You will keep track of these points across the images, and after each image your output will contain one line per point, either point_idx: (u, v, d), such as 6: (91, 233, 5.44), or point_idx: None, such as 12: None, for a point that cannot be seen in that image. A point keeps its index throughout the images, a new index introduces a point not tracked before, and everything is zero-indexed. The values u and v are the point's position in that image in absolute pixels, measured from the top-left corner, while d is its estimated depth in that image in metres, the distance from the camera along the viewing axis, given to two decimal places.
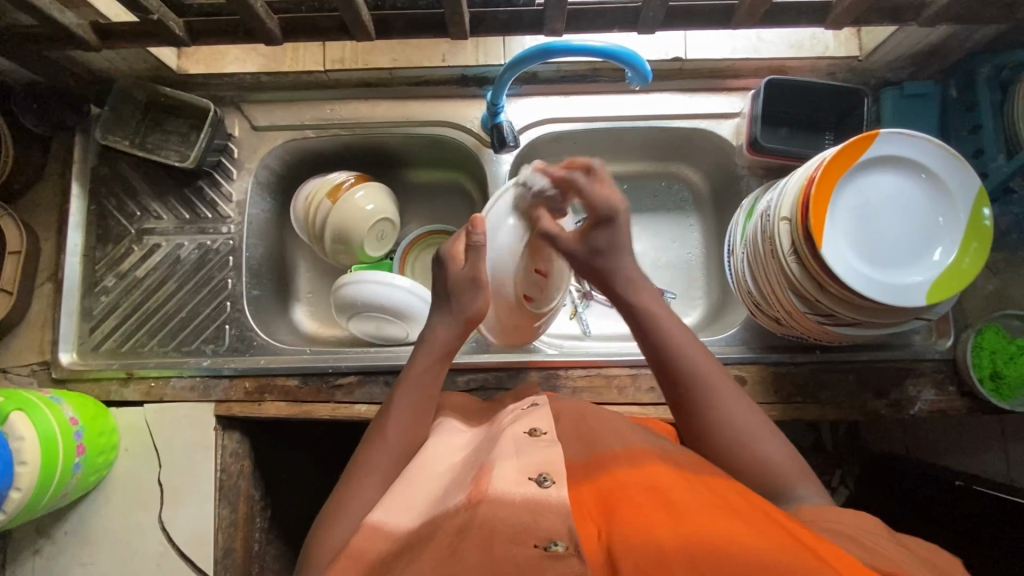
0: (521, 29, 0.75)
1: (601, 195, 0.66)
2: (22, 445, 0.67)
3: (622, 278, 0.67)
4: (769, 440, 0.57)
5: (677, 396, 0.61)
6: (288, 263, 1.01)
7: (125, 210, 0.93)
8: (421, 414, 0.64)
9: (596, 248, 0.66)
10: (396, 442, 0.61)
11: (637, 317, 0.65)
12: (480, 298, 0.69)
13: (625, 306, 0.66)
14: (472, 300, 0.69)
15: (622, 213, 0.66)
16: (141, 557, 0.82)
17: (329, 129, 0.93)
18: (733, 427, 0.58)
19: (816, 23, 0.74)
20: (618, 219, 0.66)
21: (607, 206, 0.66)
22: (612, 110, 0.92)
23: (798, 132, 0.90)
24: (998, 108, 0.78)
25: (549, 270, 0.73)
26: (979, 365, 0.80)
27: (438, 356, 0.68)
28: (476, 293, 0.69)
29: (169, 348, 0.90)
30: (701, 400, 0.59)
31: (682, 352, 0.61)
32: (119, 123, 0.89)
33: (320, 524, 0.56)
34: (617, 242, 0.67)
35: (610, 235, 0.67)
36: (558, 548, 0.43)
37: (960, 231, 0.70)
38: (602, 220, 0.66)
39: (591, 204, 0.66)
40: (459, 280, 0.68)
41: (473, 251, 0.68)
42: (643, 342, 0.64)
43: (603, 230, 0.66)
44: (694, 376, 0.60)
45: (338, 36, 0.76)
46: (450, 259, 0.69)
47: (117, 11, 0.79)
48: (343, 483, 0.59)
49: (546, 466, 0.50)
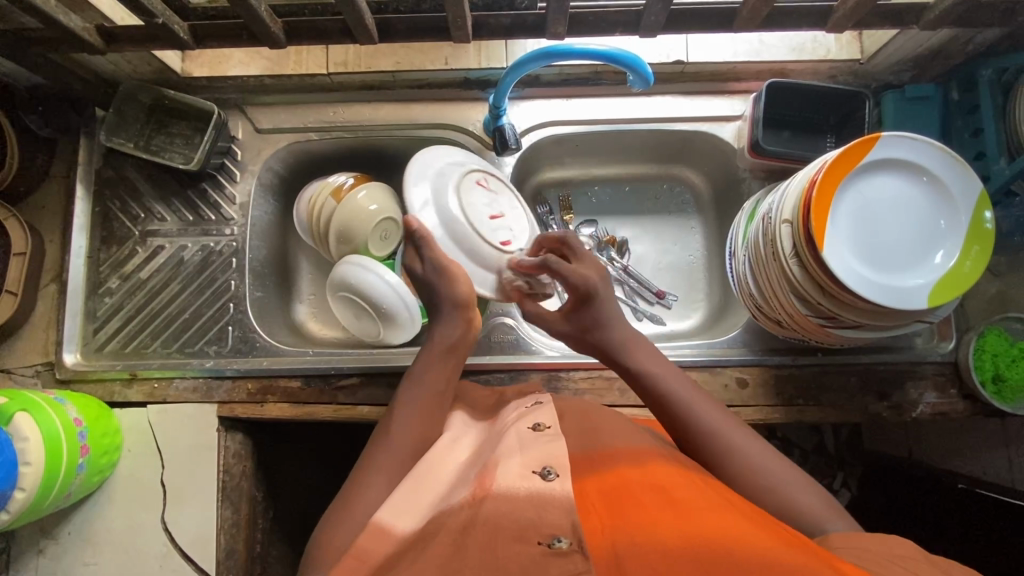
0: (523, 32, 0.75)
1: (579, 276, 0.69)
2: (26, 445, 0.68)
3: (618, 346, 0.67)
4: (794, 478, 0.55)
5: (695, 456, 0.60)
6: (291, 265, 1.01)
7: (129, 212, 0.93)
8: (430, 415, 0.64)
9: (583, 324, 0.69)
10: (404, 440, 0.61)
11: (640, 384, 0.65)
12: (460, 286, 0.70)
13: (627, 376, 0.66)
14: (443, 287, 0.69)
15: (600, 290, 0.69)
16: (144, 558, 0.83)
17: (332, 132, 0.93)
18: (754, 471, 0.56)
19: (817, 27, 0.75)
20: (598, 296, 0.69)
21: (584, 285, 0.68)
22: (614, 112, 0.92)
23: (799, 135, 0.90)
24: (999, 111, 0.78)
25: (502, 212, 0.77)
26: (980, 368, 0.80)
27: (445, 351, 0.69)
28: (449, 281, 0.69)
29: (172, 349, 0.90)
30: (721, 453, 0.58)
31: (687, 411, 0.61)
32: (122, 125, 0.89)
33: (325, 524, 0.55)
34: (604, 314, 0.69)
35: (593, 314, 0.69)
36: (562, 545, 0.42)
37: (961, 234, 0.70)
38: (581, 298, 0.69)
39: (570, 284, 0.69)
40: (425, 274, 0.70)
41: (424, 249, 0.70)
42: (651, 408, 0.64)
43: (585, 308, 0.69)
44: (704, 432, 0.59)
45: (341, 39, 0.76)
46: (410, 265, 0.73)
47: (122, 15, 0.79)
48: (350, 482, 0.59)
49: (550, 458, 0.50)
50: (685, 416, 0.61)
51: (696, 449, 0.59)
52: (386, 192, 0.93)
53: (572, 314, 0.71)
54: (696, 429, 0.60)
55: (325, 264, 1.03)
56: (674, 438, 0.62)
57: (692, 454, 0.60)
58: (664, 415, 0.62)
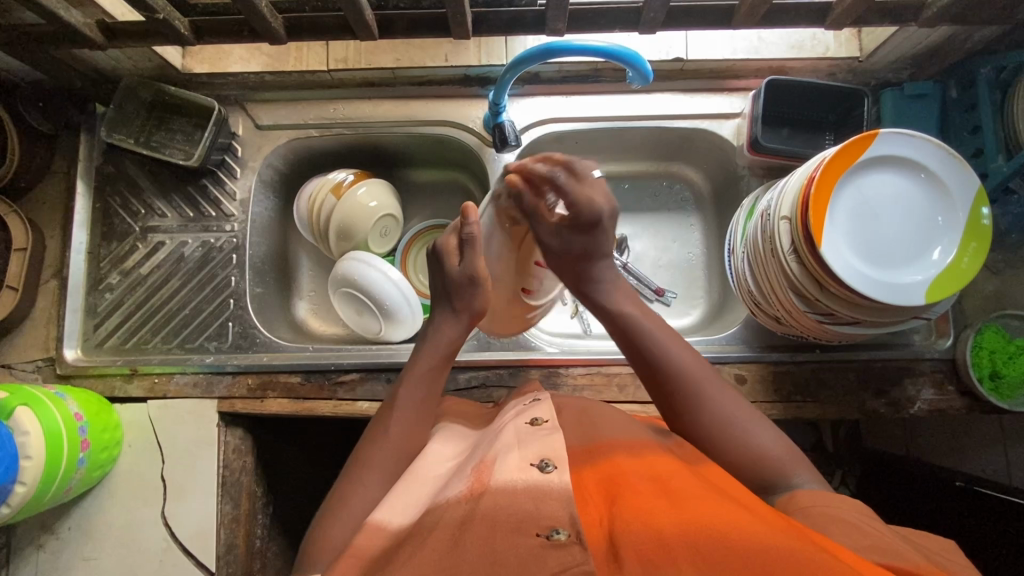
0: (522, 29, 0.76)
1: (587, 199, 0.64)
2: (27, 440, 0.68)
3: (597, 279, 0.67)
4: (760, 426, 0.57)
5: (664, 392, 0.60)
6: (291, 261, 1.02)
7: (130, 209, 0.94)
8: (421, 417, 0.64)
9: (573, 251, 0.66)
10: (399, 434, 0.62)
11: (615, 322, 0.65)
12: (480, 297, 0.69)
13: (602, 311, 0.66)
14: (473, 293, 0.68)
15: (606, 219, 0.65)
16: (144, 553, 0.83)
17: (332, 129, 0.93)
18: (720, 410, 0.58)
19: (815, 24, 0.75)
20: (597, 226, 0.65)
21: (589, 210, 0.64)
22: (614, 110, 0.92)
23: (798, 133, 0.90)
24: (998, 109, 0.78)
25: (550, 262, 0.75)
26: (978, 365, 0.80)
27: (440, 359, 0.68)
28: (476, 289, 0.68)
29: (173, 345, 0.91)
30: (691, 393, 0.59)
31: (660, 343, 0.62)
32: (123, 121, 0.90)
33: (322, 518, 0.56)
34: (593, 245, 0.66)
35: (588, 239, 0.66)
36: (560, 537, 0.42)
37: (959, 231, 0.71)
38: (581, 222, 0.64)
39: (574, 208, 0.64)
40: (458, 278, 0.68)
41: (467, 245, 0.68)
42: (624, 345, 0.64)
43: (579, 233, 0.65)
44: (676, 372, 0.60)
45: (341, 35, 0.76)
46: (447, 255, 0.69)
47: (123, 11, 0.79)
48: (341, 480, 0.60)
49: (549, 451, 0.51)
50: (660, 355, 0.61)
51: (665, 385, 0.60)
52: (387, 188, 0.94)
53: (562, 238, 0.66)
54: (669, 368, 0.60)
55: (326, 261, 1.04)
56: (643, 373, 0.62)
57: (658, 390, 0.61)
58: (637, 353, 0.62)
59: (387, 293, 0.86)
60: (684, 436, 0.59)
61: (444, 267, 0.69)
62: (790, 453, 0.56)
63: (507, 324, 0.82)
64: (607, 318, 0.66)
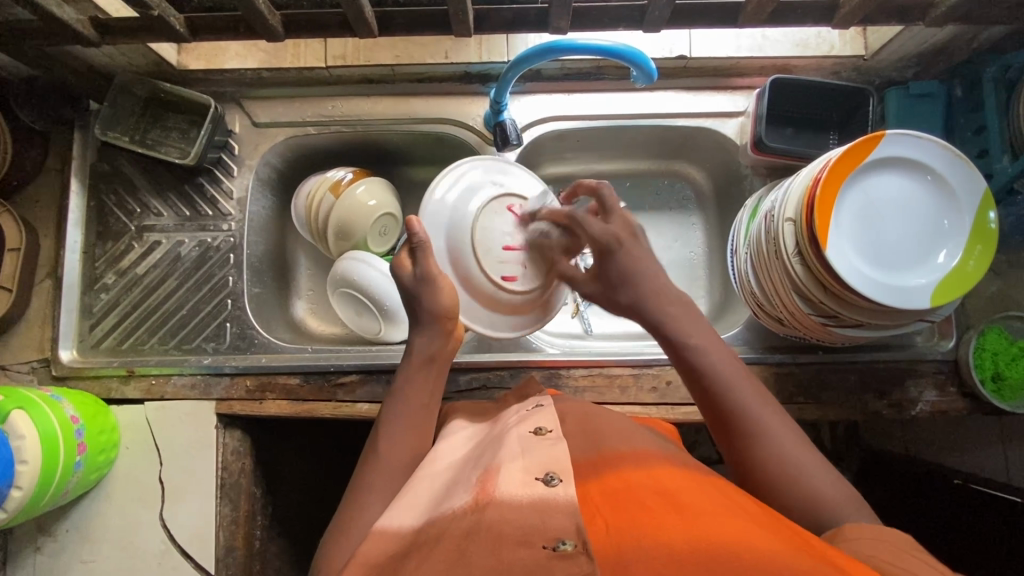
0: (525, 27, 0.74)
1: (604, 229, 0.68)
2: (23, 444, 0.67)
3: (659, 308, 0.64)
4: (818, 470, 0.54)
5: (729, 435, 0.57)
6: (289, 260, 1.01)
7: (125, 208, 0.92)
8: (420, 421, 0.65)
9: (614, 281, 0.67)
10: (400, 442, 0.62)
11: (678, 353, 0.62)
12: (442, 297, 0.69)
13: (666, 340, 0.63)
14: (428, 297, 0.69)
15: (625, 244, 0.67)
16: (141, 555, 0.82)
17: (330, 126, 0.92)
18: (782, 456, 0.54)
19: (822, 22, 0.74)
20: (623, 251, 0.67)
21: (607, 240, 0.67)
22: (616, 108, 0.91)
23: (802, 132, 0.89)
24: (1004, 109, 0.77)
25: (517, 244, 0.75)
26: (980, 367, 0.80)
27: (423, 363, 0.68)
28: (433, 290, 0.69)
29: (170, 346, 0.90)
30: (755, 438, 0.56)
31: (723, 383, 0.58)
32: (118, 118, 0.88)
33: (331, 531, 0.56)
34: (631, 271, 0.66)
35: (620, 267, 0.67)
36: (567, 547, 0.42)
37: (965, 234, 0.70)
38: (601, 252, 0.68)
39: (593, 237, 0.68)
40: (413, 283, 0.69)
41: (420, 251, 0.69)
42: (687, 377, 0.61)
43: (608, 262, 0.67)
44: (740, 411, 0.57)
45: (340, 33, 0.75)
46: (399, 267, 0.71)
47: (117, 7, 0.77)
48: (348, 494, 0.59)
49: (552, 465, 0.50)
50: (720, 388, 0.58)
51: (726, 419, 0.57)
52: (384, 184, 0.93)
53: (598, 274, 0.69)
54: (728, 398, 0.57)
55: (324, 260, 1.03)
56: (704, 408, 0.60)
57: (720, 426, 0.58)
58: (700, 387, 0.60)
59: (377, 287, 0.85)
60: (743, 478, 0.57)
61: (399, 278, 0.71)
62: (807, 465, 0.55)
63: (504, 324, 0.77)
64: (670, 349, 0.63)
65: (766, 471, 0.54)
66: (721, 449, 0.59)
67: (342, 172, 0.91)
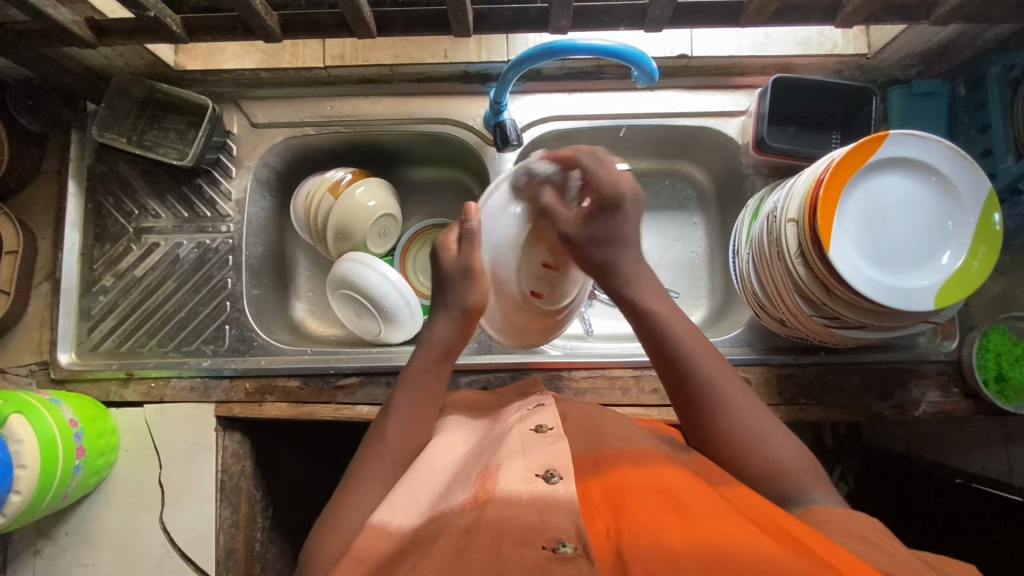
0: (525, 26, 0.74)
1: (611, 181, 0.64)
2: (21, 448, 0.67)
3: (627, 275, 0.64)
4: (787, 447, 0.56)
5: (693, 407, 0.58)
6: (289, 261, 1.00)
7: (123, 209, 0.92)
8: (425, 403, 0.64)
9: (596, 238, 0.64)
10: (398, 429, 0.61)
11: (645, 323, 0.61)
12: (474, 292, 0.67)
13: (633, 310, 0.63)
14: (467, 288, 0.67)
15: (628, 202, 0.64)
16: (142, 558, 0.82)
17: (329, 127, 0.92)
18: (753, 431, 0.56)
19: (826, 21, 0.73)
20: (624, 206, 0.64)
21: (614, 193, 0.63)
22: (616, 108, 0.90)
23: (804, 132, 0.88)
24: (1008, 108, 0.77)
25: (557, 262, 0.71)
26: (984, 368, 0.80)
27: (439, 358, 0.66)
28: (472, 284, 0.67)
29: (169, 348, 0.89)
30: (724, 413, 0.56)
31: (692, 357, 0.58)
32: (115, 119, 0.87)
33: (323, 522, 0.56)
34: (619, 231, 0.64)
35: (604, 228, 0.64)
36: (567, 550, 0.42)
37: (968, 235, 0.70)
38: (605, 205, 0.64)
39: (596, 189, 0.64)
40: (452, 270, 0.67)
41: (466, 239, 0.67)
42: (651, 346, 0.61)
43: (603, 219, 0.64)
44: (708, 381, 0.57)
45: (338, 33, 0.74)
46: (444, 249, 0.69)
47: (114, 7, 0.77)
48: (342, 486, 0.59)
49: (552, 461, 0.49)
50: (693, 363, 0.58)
51: (691, 390, 0.58)
52: (384, 184, 0.92)
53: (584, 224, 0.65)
54: (694, 367, 0.58)
55: (324, 260, 1.02)
56: (667, 378, 0.60)
57: (684, 399, 0.59)
58: (669, 361, 0.59)
59: (380, 289, 0.84)
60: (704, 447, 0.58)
61: (442, 260, 0.68)
62: (811, 471, 0.55)
63: (511, 334, 0.74)
64: (637, 318, 0.62)
65: (756, 468, 0.55)
66: (682, 418, 0.60)
67: (342, 172, 0.90)
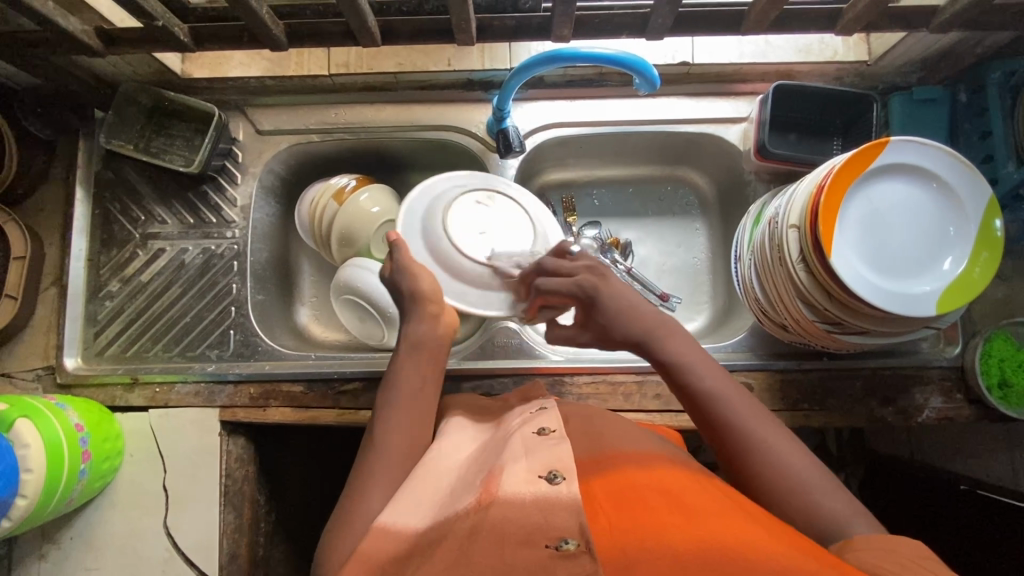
0: (527, 34, 0.75)
1: (573, 281, 0.68)
2: (27, 452, 0.67)
3: (643, 335, 0.64)
4: (822, 481, 0.53)
5: (729, 454, 0.57)
6: (293, 266, 1.01)
7: (130, 215, 0.93)
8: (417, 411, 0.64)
9: (600, 329, 0.67)
10: (400, 431, 0.62)
11: (668, 374, 0.62)
12: (422, 280, 0.69)
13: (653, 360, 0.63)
14: (408, 283, 0.69)
15: (602, 288, 0.67)
16: (145, 562, 0.83)
17: (334, 134, 0.92)
18: (787, 470, 0.54)
19: (826, 29, 0.74)
20: (600, 295, 0.66)
21: (585, 288, 0.67)
22: (618, 115, 0.91)
23: (806, 138, 0.89)
24: (1008, 114, 0.77)
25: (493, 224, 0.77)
26: (987, 373, 0.79)
27: (411, 349, 0.67)
28: (411, 279, 0.69)
29: (174, 353, 0.90)
30: (759, 458, 0.55)
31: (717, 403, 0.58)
32: (122, 126, 0.89)
33: (328, 537, 0.55)
34: (610, 312, 0.66)
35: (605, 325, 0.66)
36: (569, 546, 0.42)
37: (970, 241, 0.70)
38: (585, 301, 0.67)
39: (569, 291, 0.68)
40: (393, 273, 0.70)
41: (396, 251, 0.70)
42: (678, 395, 0.61)
43: (592, 312, 0.67)
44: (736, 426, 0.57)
45: (343, 42, 0.75)
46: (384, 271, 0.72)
47: (121, 15, 0.78)
48: (347, 491, 0.58)
49: (555, 462, 0.50)
50: (719, 409, 0.58)
51: (708, 415, 0.58)
52: (389, 193, 0.93)
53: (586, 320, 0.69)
54: (707, 393, 0.59)
55: (328, 266, 1.03)
56: (700, 426, 0.60)
57: (717, 442, 0.58)
58: (697, 409, 0.59)
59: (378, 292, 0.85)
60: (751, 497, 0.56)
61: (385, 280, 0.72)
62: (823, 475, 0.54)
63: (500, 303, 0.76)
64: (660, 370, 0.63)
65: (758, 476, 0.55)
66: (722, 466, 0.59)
67: (348, 180, 0.91)
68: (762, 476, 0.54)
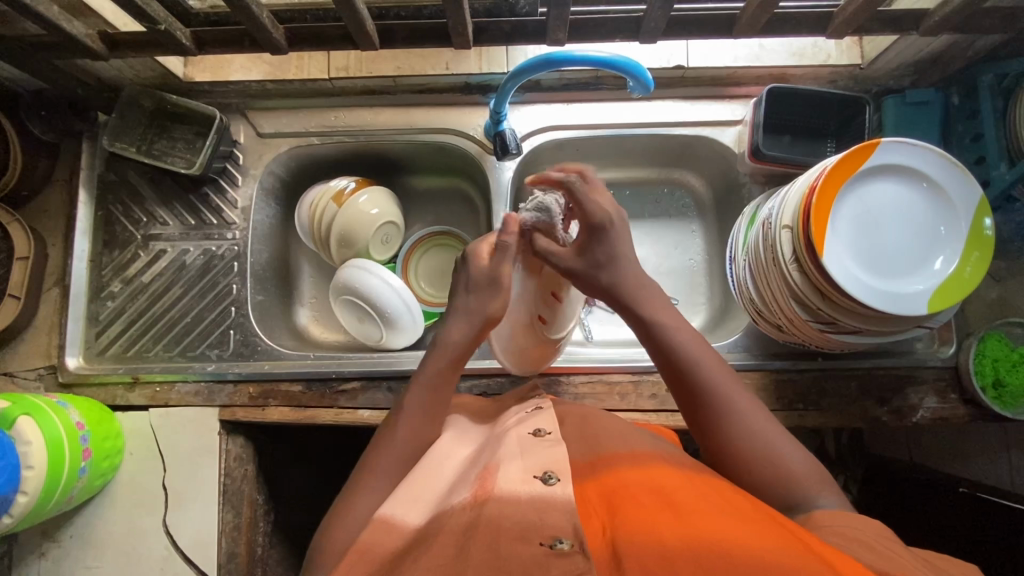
0: (524, 38, 0.76)
1: (593, 204, 0.63)
2: (29, 449, 0.68)
3: (632, 285, 0.63)
4: (794, 453, 0.55)
5: (698, 415, 0.59)
6: (293, 268, 1.02)
7: (132, 217, 0.94)
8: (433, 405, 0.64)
9: (597, 261, 0.64)
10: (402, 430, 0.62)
11: (648, 331, 0.62)
12: (496, 303, 0.66)
13: (636, 317, 0.63)
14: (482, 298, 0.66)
15: (615, 221, 0.64)
16: (145, 560, 0.83)
17: (334, 136, 0.94)
18: (763, 445, 0.55)
19: (817, 32, 0.75)
20: (610, 232, 0.63)
21: (600, 219, 0.63)
22: (615, 118, 0.92)
23: (800, 140, 0.90)
24: (1000, 116, 0.78)
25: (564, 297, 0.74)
26: (981, 373, 0.80)
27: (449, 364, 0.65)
28: (495, 294, 0.66)
29: (175, 352, 0.91)
30: (730, 423, 0.57)
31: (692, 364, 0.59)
32: (125, 129, 0.90)
33: (327, 527, 0.56)
34: (615, 249, 0.64)
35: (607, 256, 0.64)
36: (563, 546, 0.42)
37: (959, 240, 0.70)
38: (592, 233, 0.63)
39: (585, 214, 0.63)
40: (480, 276, 0.66)
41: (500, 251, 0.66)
42: (654, 353, 0.62)
43: (597, 241, 0.64)
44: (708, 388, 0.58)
45: (342, 45, 0.76)
46: (477, 258, 0.67)
47: (125, 20, 0.80)
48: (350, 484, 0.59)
49: (551, 464, 0.50)
50: (694, 370, 0.59)
51: (684, 377, 0.59)
52: (388, 194, 0.94)
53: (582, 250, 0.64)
54: (681, 354, 0.60)
55: (328, 268, 1.04)
56: (673, 386, 0.61)
57: (688, 403, 0.60)
58: (671, 368, 0.60)
59: (381, 294, 0.86)
60: (718, 458, 0.57)
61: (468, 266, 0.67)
62: (815, 472, 0.55)
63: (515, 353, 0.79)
64: (639, 324, 0.63)
65: (749, 471, 0.55)
66: (691, 428, 0.60)
67: (346, 182, 0.91)
68: (752, 470, 0.55)
